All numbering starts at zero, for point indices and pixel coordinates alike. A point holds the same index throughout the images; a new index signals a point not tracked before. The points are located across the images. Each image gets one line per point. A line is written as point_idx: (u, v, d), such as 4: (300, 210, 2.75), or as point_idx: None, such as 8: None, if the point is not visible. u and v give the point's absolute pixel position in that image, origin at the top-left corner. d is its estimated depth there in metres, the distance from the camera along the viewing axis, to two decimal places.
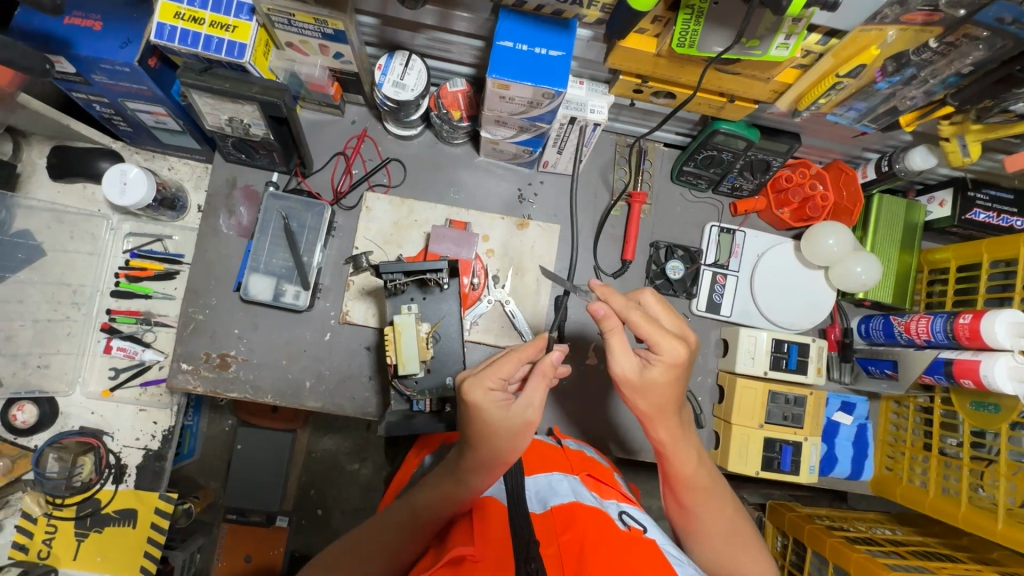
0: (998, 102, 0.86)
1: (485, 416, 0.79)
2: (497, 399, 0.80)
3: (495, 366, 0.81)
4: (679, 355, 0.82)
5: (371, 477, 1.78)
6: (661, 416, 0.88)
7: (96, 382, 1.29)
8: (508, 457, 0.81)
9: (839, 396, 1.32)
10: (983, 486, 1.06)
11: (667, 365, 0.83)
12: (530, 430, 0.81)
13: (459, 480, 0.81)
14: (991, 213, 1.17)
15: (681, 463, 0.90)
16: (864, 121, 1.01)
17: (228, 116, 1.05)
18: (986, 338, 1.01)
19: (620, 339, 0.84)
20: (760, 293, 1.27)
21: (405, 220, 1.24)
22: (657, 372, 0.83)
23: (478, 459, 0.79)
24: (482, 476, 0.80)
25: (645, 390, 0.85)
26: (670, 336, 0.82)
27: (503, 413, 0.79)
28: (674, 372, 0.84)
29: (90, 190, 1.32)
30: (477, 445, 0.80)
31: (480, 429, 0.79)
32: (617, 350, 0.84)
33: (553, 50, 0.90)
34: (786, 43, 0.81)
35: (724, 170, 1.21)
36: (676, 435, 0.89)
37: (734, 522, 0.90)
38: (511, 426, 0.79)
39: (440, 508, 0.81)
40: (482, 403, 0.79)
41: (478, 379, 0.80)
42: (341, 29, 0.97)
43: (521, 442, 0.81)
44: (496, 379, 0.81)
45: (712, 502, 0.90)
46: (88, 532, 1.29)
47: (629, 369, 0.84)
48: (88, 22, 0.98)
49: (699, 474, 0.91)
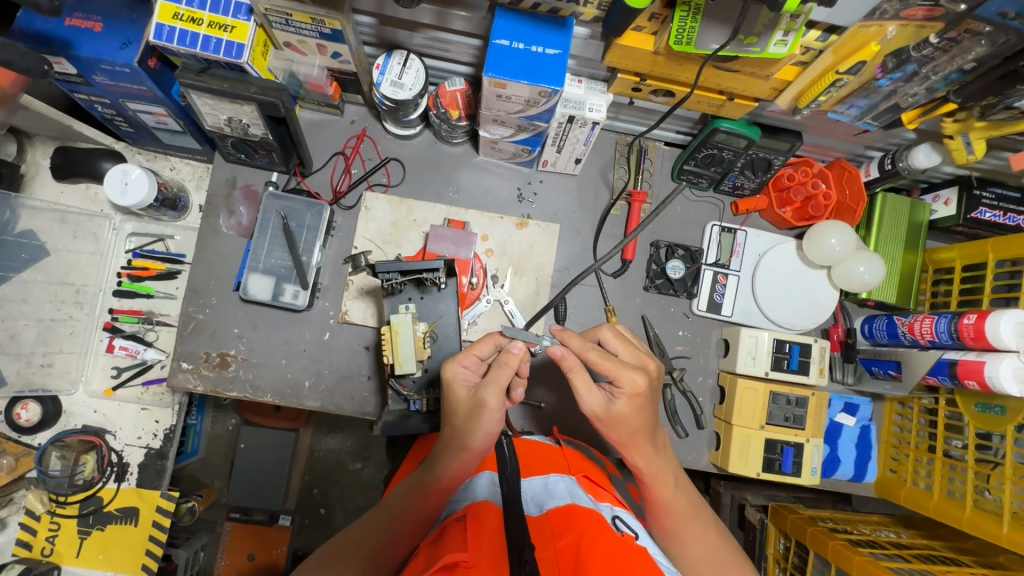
0: (1003, 98, 0.84)
1: (451, 392, 0.86)
2: (466, 379, 0.86)
3: (472, 345, 0.88)
4: (639, 385, 0.81)
5: (374, 476, 1.79)
6: (635, 445, 0.86)
7: (98, 381, 1.30)
8: (468, 441, 0.83)
9: (842, 397, 1.30)
10: (989, 489, 1.05)
11: (630, 396, 0.81)
12: (485, 415, 0.82)
13: (436, 468, 0.87)
14: (997, 212, 1.15)
15: (659, 491, 0.91)
16: (866, 118, 1.00)
17: (227, 116, 1.05)
18: (991, 339, 0.99)
19: (584, 378, 0.82)
20: (762, 292, 1.26)
21: (404, 219, 1.24)
22: (622, 406, 0.82)
23: (446, 436, 0.86)
24: (448, 460, 0.85)
25: (614, 423, 0.83)
26: (627, 369, 0.81)
27: (467, 391, 0.85)
28: (638, 401, 0.82)
29: (93, 190, 1.33)
30: (448, 423, 0.87)
31: (448, 404, 0.87)
32: (581, 388, 0.82)
33: (549, 49, 0.90)
34: (784, 39, 0.79)
35: (725, 169, 1.21)
36: (651, 461, 0.88)
37: (719, 545, 0.92)
38: (469, 405, 0.84)
39: (410, 504, 0.87)
40: (450, 378, 0.86)
41: (454, 357, 0.87)
42: (338, 29, 0.96)
43: (476, 426, 0.82)
44: (469, 359, 0.87)
45: (695, 525, 0.92)
46: (90, 530, 1.30)
47: (595, 405, 0.83)
48: (89, 23, 0.99)
49: (678, 500, 0.92)
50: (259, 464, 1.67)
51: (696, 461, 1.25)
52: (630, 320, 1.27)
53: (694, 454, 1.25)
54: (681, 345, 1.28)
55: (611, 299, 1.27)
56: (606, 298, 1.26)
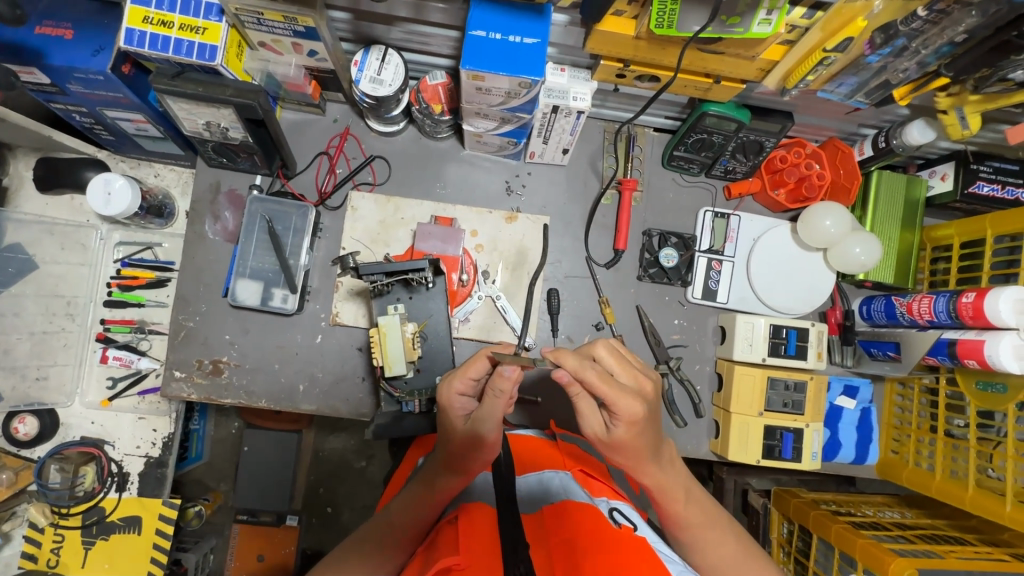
0: (996, 70, 0.81)
1: (448, 414, 0.81)
2: (461, 403, 0.80)
3: (464, 368, 0.78)
4: (637, 412, 0.72)
5: (380, 474, 1.79)
6: (640, 464, 0.80)
7: (94, 392, 1.30)
8: (467, 466, 0.80)
9: (842, 380, 1.29)
10: (992, 468, 1.04)
11: (627, 423, 0.73)
12: (485, 446, 0.78)
13: (432, 483, 0.84)
14: (994, 185, 1.13)
15: (672, 507, 0.86)
16: (857, 96, 0.97)
17: (205, 120, 1.03)
18: (990, 317, 0.98)
19: (589, 400, 0.76)
20: (757, 277, 1.24)
21: (392, 218, 1.22)
22: (621, 432, 0.74)
23: (443, 460, 0.82)
24: (443, 478, 0.82)
25: (617, 448, 0.77)
26: (625, 393, 0.71)
27: (463, 419, 0.80)
28: (637, 428, 0.74)
29: (78, 202, 1.31)
30: (444, 446, 0.83)
31: (446, 429, 0.82)
32: (583, 410, 0.77)
33: (527, 38, 0.87)
34: (768, 19, 0.78)
35: (716, 153, 1.18)
36: (661, 482, 0.83)
37: (737, 552, 0.88)
38: (468, 437, 0.78)
39: (414, 514, 0.85)
40: (445, 401, 0.80)
41: (449, 380, 0.79)
42: (311, 26, 0.94)
43: (477, 456, 0.79)
44: (463, 385, 0.78)
45: (710, 532, 0.88)
46: (94, 540, 1.31)
47: (596, 428, 0.77)
48: (59, 31, 0.97)
49: (689, 512, 0.87)
50: (264, 466, 1.68)
51: (695, 450, 1.24)
52: (625, 310, 1.26)
53: (693, 442, 1.24)
54: (677, 334, 1.26)
55: (604, 291, 1.26)
56: (599, 290, 1.25)
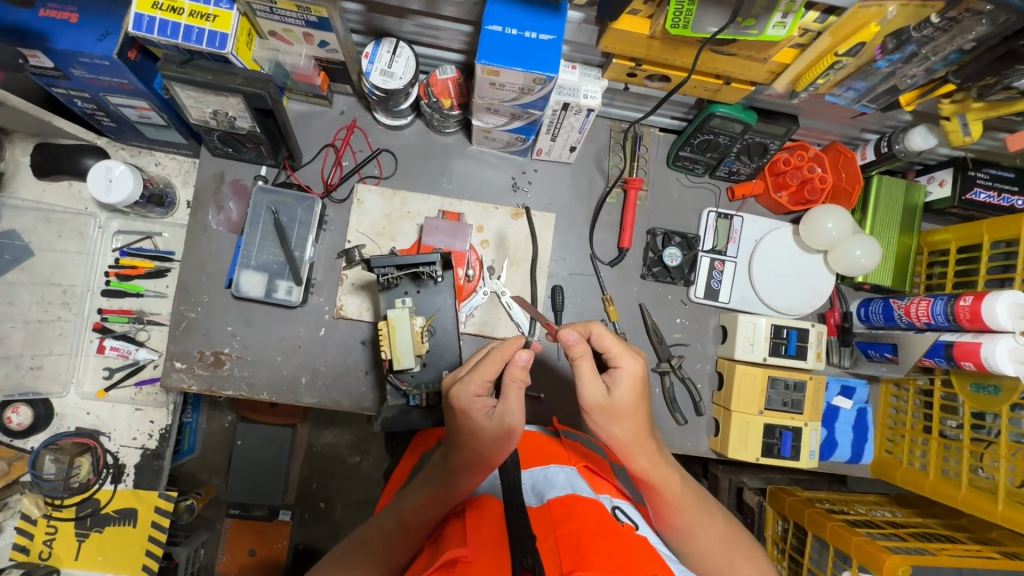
0: (1001, 78, 0.83)
1: (467, 421, 0.78)
2: (482, 405, 0.79)
3: (480, 367, 0.79)
4: (639, 368, 0.78)
5: (373, 469, 1.78)
6: (639, 444, 0.81)
7: (90, 382, 1.28)
8: (494, 460, 0.79)
9: (839, 380, 1.31)
10: (983, 468, 1.07)
11: (632, 380, 0.77)
12: (515, 437, 0.78)
13: (448, 481, 0.80)
14: (991, 192, 1.15)
15: (670, 492, 0.84)
16: (864, 101, 0.99)
17: (212, 109, 1.02)
18: (987, 320, 1.00)
19: (590, 363, 0.77)
20: (759, 277, 1.26)
21: (397, 211, 1.22)
22: (625, 392, 0.77)
23: (463, 462, 0.79)
24: (466, 478, 0.79)
25: (617, 416, 0.78)
26: (628, 350, 0.79)
27: (487, 418, 0.78)
28: (641, 387, 0.78)
29: (76, 188, 1.29)
30: (466, 450, 0.78)
31: (464, 435, 0.78)
32: (585, 377, 0.77)
33: (543, 34, 0.88)
34: (783, 22, 0.79)
35: (721, 153, 1.19)
36: (657, 464, 0.82)
37: (730, 534, 0.89)
38: (495, 432, 0.77)
39: (426, 513, 0.82)
40: (466, 406, 0.78)
41: (464, 382, 0.79)
42: (324, 16, 0.93)
43: (505, 450, 0.79)
44: (480, 384, 0.79)
45: (707, 519, 0.87)
46: (88, 532, 1.29)
47: (597, 395, 0.77)
48: (64, 14, 0.95)
49: (687, 497, 0.86)
50: (258, 461, 1.66)
51: (696, 448, 1.25)
52: (628, 308, 1.27)
53: (694, 440, 1.25)
54: (679, 332, 1.28)
55: (608, 289, 1.27)
56: (603, 287, 1.26)
